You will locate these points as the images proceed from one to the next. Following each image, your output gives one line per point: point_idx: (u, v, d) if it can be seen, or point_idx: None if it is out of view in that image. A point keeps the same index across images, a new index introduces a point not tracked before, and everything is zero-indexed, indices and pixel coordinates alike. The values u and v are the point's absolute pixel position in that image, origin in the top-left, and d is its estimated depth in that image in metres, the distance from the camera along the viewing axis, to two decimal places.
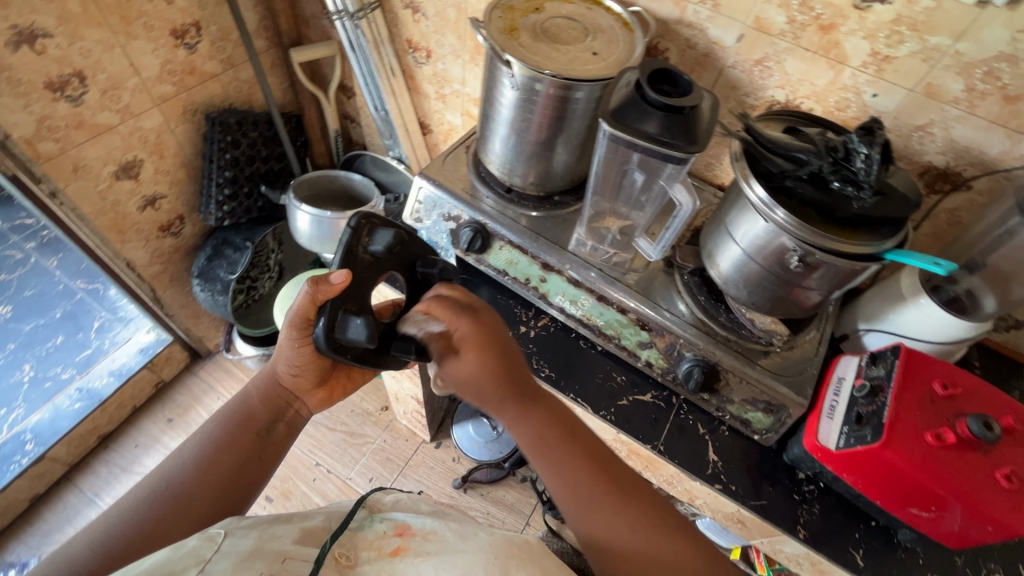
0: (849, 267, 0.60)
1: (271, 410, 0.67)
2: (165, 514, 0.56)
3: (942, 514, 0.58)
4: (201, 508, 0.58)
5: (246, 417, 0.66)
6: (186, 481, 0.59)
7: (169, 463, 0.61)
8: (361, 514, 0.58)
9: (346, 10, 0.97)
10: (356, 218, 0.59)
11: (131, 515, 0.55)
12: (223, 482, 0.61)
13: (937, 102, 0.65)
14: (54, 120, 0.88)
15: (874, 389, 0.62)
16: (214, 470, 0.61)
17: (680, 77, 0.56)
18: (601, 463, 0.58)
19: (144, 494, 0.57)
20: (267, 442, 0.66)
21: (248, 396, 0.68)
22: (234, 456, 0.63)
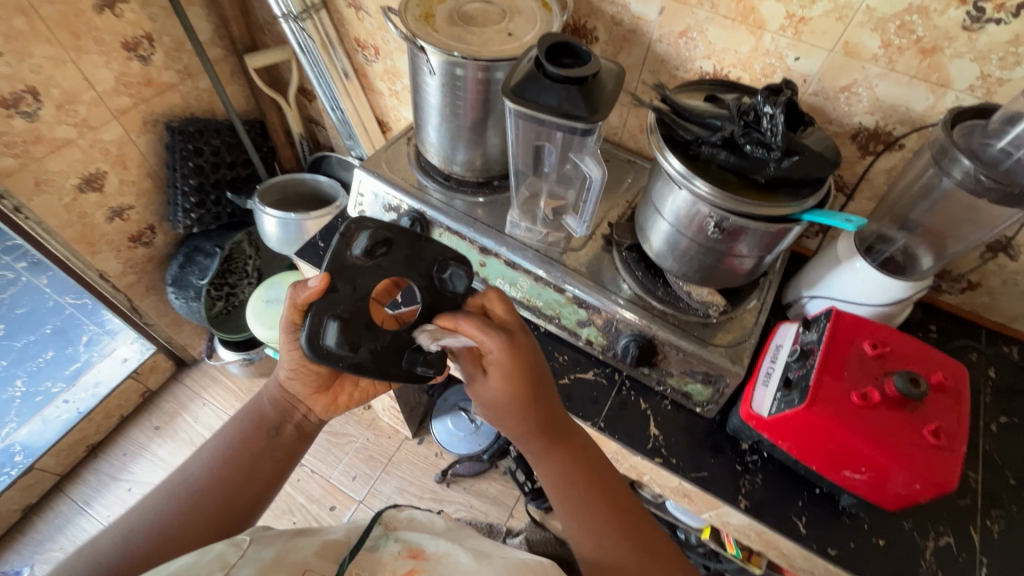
0: (767, 229, 0.59)
1: (279, 412, 0.65)
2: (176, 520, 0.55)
3: (875, 474, 0.57)
4: (213, 511, 0.57)
5: (258, 422, 0.64)
6: (199, 483, 0.58)
7: (185, 471, 0.60)
8: (377, 531, 0.61)
9: (290, 13, 0.98)
10: (346, 223, 0.55)
11: (144, 522, 0.55)
12: (236, 484, 0.59)
13: (858, 61, 0.64)
14: (10, 136, 0.91)
15: (805, 352, 0.61)
16: (221, 477, 0.59)
17: (578, 48, 0.57)
18: (609, 496, 0.60)
19: (160, 501, 0.57)
20: (278, 446, 0.64)
21: (259, 400, 0.66)
22: (245, 458, 0.61)
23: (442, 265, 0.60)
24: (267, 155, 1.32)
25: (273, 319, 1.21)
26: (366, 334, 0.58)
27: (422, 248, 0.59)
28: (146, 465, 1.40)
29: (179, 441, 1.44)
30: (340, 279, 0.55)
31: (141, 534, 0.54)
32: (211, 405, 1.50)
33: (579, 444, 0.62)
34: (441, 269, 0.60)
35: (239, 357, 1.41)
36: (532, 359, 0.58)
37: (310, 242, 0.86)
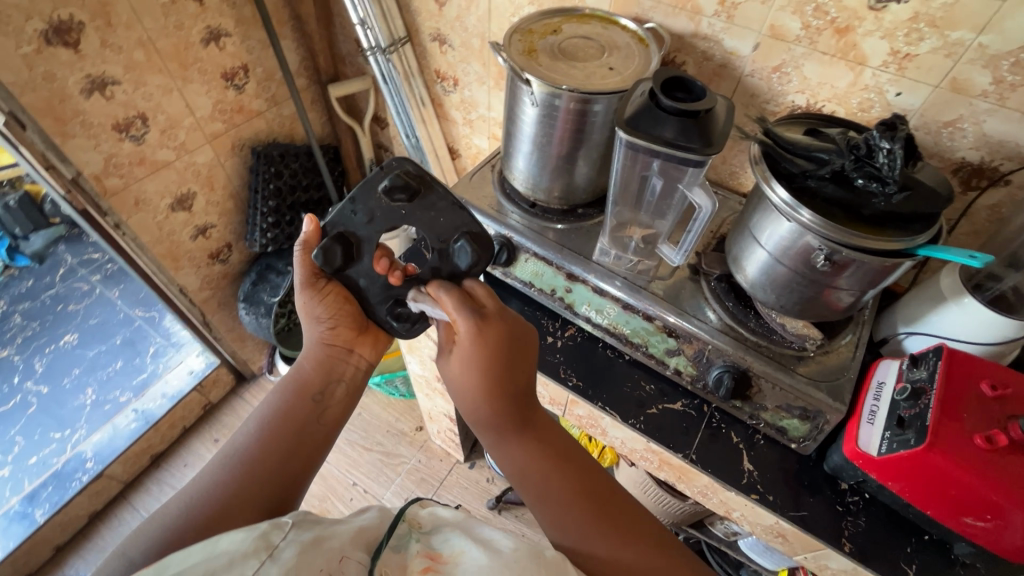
0: (879, 263, 0.58)
1: (326, 372, 0.66)
2: (244, 481, 0.56)
3: (1001, 523, 0.54)
4: (267, 470, 0.57)
5: (302, 387, 0.65)
6: (252, 446, 0.59)
7: (236, 438, 0.60)
8: (403, 528, 0.55)
9: (378, 45, 1.03)
10: (393, 169, 0.61)
11: (206, 492, 0.55)
12: (287, 449, 0.60)
13: (966, 96, 0.64)
14: (119, 158, 0.98)
15: (916, 391, 0.59)
16: (275, 436, 0.60)
17: (692, 84, 0.58)
18: (586, 491, 0.57)
19: (219, 469, 0.57)
20: (327, 402, 0.65)
21: (299, 366, 0.67)
22: (293, 422, 0.62)
23: (453, 237, 0.62)
24: (339, 178, 1.37)
25: None
26: (367, 261, 0.64)
27: (446, 217, 0.62)
28: None
29: None
30: (360, 209, 0.62)
31: (207, 500, 0.54)
32: None
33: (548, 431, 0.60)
34: (455, 241, 0.62)
35: None
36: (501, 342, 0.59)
37: None
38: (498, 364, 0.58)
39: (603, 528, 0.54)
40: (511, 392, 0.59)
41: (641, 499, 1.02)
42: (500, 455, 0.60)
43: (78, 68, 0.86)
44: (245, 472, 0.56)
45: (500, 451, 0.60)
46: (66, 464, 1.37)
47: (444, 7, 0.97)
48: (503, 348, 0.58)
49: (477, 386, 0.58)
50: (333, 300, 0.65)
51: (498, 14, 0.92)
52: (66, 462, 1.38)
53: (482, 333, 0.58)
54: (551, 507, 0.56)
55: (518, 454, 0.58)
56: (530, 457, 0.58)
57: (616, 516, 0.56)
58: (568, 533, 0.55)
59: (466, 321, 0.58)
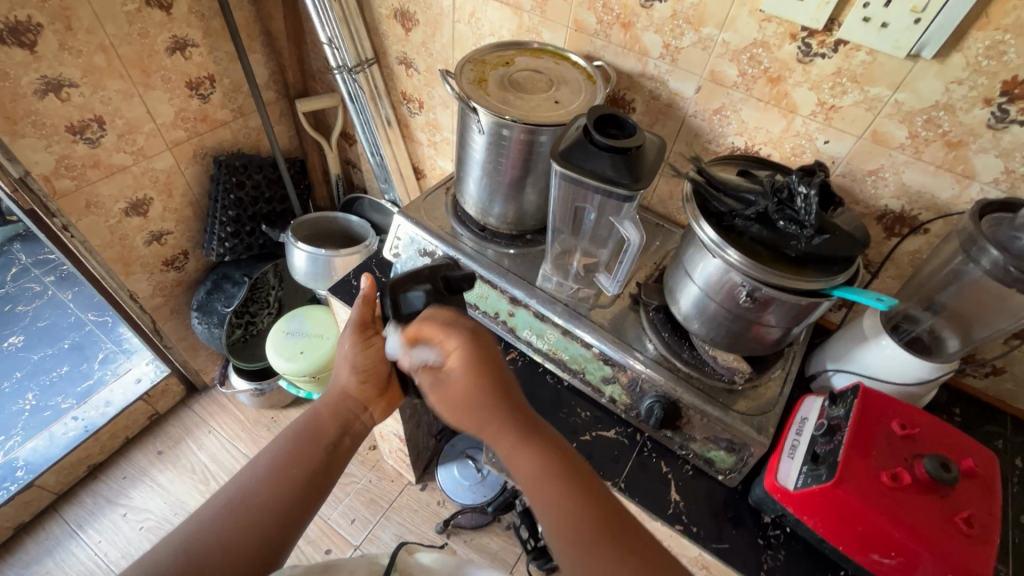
0: (796, 302, 0.61)
1: (338, 420, 0.63)
2: (241, 527, 0.51)
3: (905, 561, 0.55)
4: (268, 520, 0.53)
5: (314, 433, 0.61)
6: (258, 488, 0.54)
7: (241, 478, 0.55)
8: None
9: (345, 65, 1.05)
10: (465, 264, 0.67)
11: (203, 532, 0.50)
12: (290, 496, 0.55)
13: (886, 147, 0.68)
14: (72, 160, 0.96)
15: (832, 427, 0.61)
16: (281, 483, 0.55)
17: (625, 121, 0.61)
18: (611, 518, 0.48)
19: (219, 510, 0.52)
20: (338, 452, 0.61)
21: (313, 413, 0.63)
22: (301, 470, 0.57)
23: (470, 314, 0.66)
24: (304, 191, 1.38)
25: (293, 352, 1.23)
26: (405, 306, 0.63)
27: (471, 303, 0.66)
28: (143, 490, 1.38)
29: (179, 468, 1.42)
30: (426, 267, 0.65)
31: (201, 546, 0.49)
32: (216, 434, 1.49)
33: (555, 441, 0.54)
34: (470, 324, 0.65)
35: (251, 386, 1.44)
36: (493, 360, 0.58)
37: (343, 279, 0.90)
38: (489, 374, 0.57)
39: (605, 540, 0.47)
40: (508, 396, 0.56)
41: None
42: (516, 465, 0.53)
43: (33, 68, 0.85)
44: (248, 520, 0.52)
45: (516, 459, 0.53)
46: None
47: (411, 32, 1.00)
48: (494, 361, 0.58)
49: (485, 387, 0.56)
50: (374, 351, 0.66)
51: (461, 42, 0.95)
52: None
53: (470, 350, 0.57)
54: (575, 536, 0.47)
55: (529, 459, 0.52)
56: (545, 460, 0.52)
57: (628, 528, 0.48)
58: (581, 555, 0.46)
59: (455, 337, 0.57)
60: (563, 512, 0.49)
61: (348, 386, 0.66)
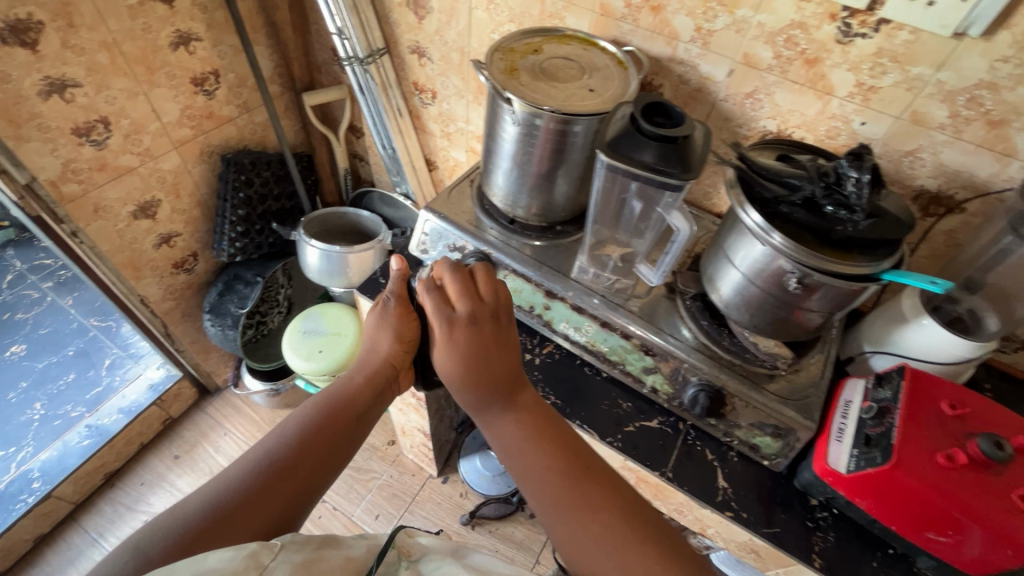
0: (847, 287, 0.61)
1: (369, 385, 0.63)
2: (271, 482, 0.52)
3: (961, 538, 0.56)
4: (297, 478, 0.54)
5: (345, 402, 0.61)
6: (286, 446, 0.55)
7: (270, 440, 0.56)
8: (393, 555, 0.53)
9: (356, 56, 1.02)
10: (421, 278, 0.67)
11: (236, 483, 0.51)
12: (314, 461, 0.56)
13: (924, 128, 0.67)
14: (78, 163, 0.93)
15: (882, 410, 0.62)
16: (307, 444, 0.56)
17: (672, 109, 0.59)
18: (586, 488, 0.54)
19: (252, 467, 0.53)
20: (361, 423, 0.62)
21: (347, 382, 0.63)
22: (326, 436, 0.58)
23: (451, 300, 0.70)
24: (312, 187, 1.35)
25: (311, 351, 1.22)
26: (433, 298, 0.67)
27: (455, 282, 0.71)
28: (163, 496, 1.36)
29: (197, 472, 1.41)
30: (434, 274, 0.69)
31: (233, 501, 0.50)
32: (232, 435, 1.48)
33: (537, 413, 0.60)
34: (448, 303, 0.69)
35: (265, 387, 1.43)
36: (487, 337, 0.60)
37: (371, 276, 0.88)
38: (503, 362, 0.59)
39: (577, 505, 0.53)
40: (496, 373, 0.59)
41: None
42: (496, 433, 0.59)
43: (35, 68, 0.82)
44: (277, 477, 0.53)
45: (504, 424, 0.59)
46: (9, 485, 1.28)
47: (424, 20, 0.97)
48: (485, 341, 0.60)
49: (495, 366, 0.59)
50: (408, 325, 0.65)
51: (478, 29, 0.92)
52: (9, 482, 1.29)
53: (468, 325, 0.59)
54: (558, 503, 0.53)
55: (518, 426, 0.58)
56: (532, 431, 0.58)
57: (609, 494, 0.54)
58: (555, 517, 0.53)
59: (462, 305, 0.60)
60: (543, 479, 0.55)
61: (392, 358, 0.65)
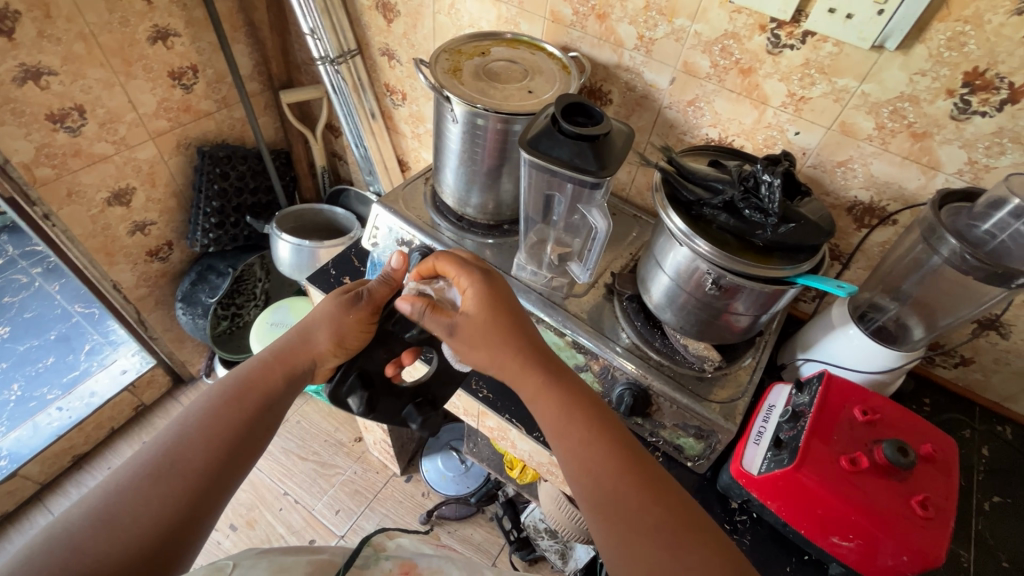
0: (762, 290, 0.62)
1: (284, 372, 0.60)
2: (169, 494, 0.48)
3: (862, 543, 0.56)
4: (193, 480, 0.50)
5: (254, 389, 0.58)
6: (187, 445, 0.51)
7: (168, 437, 0.52)
8: (368, 551, 0.54)
9: (327, 56, 1.05)
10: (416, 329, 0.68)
11: (124, 495, 0.47)
12: (218, 460, 0.52)
13: (854, 139, 0.68)
14: (52, 148, 0.97)
15: (796, 414, 0.62)
16: (207, 441, 0.52)
17: (592, 109, 0.61)
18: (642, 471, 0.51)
19: (143, 472, 0.49)
20: (274, 411, 0.58)
21: (257, 366, 0.59)
22: (231, 428, 0.54)
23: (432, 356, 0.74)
24: (290, 183, 1.38)
25: None
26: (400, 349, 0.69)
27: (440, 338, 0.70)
28: None
29: None
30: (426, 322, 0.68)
31: (124, 513, 0.46)
32: None
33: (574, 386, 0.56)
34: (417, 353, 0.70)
35: None
36: (504, 303, 0.60)
37: (322, 268, 0.89)
38: (514, 340, 0.58)
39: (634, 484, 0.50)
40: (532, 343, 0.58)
41: (558, 516, 1.00)
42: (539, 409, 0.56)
43: (11, 55, 0.85)
44: (178, 489, 0.49)
45: (542, 400, 0.56)
46: None
47: (392, 24, 1.00)
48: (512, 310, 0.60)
49: (501, 352, 0.58)
50: (353, 324, 0.63)
51: (441, 33, 0.95)
52: None
53: (485, 296, 0.60)
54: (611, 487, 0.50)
55: (558, 399, 0.55)
56: (573, 402, 0.55)
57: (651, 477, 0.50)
58: (604, 500, 0.49)
59: (474, 284, 0.60)
60: (590, 462, 0.51)
61: (322, 352, 0.62)
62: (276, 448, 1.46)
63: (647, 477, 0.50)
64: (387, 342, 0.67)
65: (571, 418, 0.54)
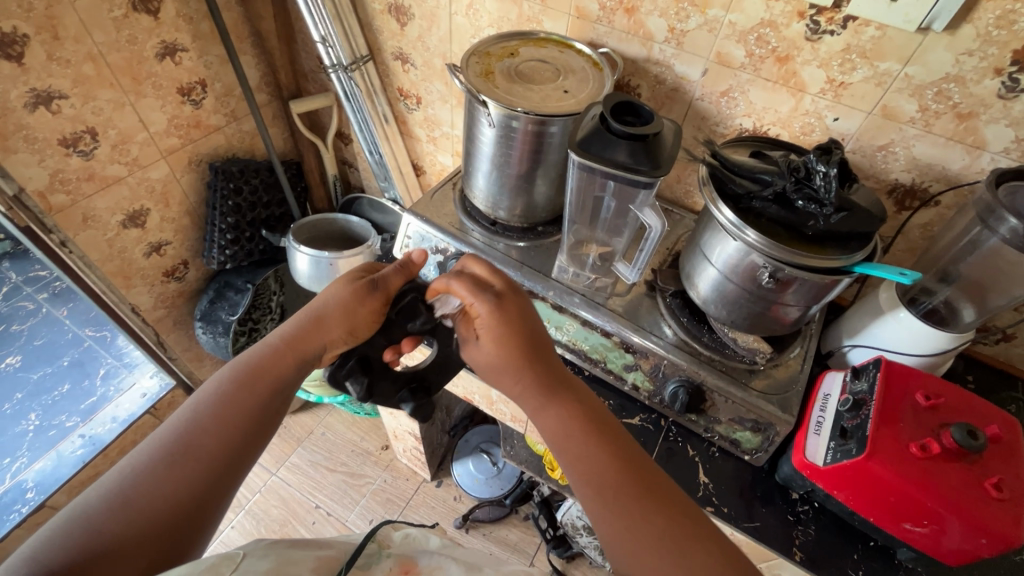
0: (819, 281, 0.61)
1: (296, 358, 0.57)
2: (179, 481, 0.47)
3: (937, 528, 0.57)
4: (200, 469, 0.48)
5: (262, 373, 0.55)
6: (199, 432, 0.50)
7: (178, 422, 0.50)
8: (372, 547, 0.53)
9: (340, 63, 1.03)
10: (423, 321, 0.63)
11: (136, 482, 0.46)
12: (228, 448, 0.50)
13: (895, 122, 0.68)
14: (66, 174, 0.94)
15: (858, 402, 0.62)
16: (216, 428, 0.51)
17: (641, 108, 0.61)
18: (648, 479, 0.50)
19: (156, 457, 0.47)
20: (279, 397, 0.56)
21: (267, 350, 0.57)
22: (240, 416, 0.52)
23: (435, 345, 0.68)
24: (302, 194, 1.36)
25: None
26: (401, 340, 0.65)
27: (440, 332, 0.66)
28: None
29: None
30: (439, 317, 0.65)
31: (137, 499, 0.45)
32: None
33: (584, 399, 0.55)
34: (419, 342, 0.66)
35: None
36: (521, 321, 0.57)
37: None
38: (525, 355, 0.56)
39: (638, 493, 0.48)
40: (542, 359, 0.56)
41: None
42: (542, 422, 0.55)
43: (21, 81, 0.83)
44: (187, 476, 0.47)
45: (542, 420, 0.55)
46: (4, 496, 1.30)
47: (406, 27, 0.98)
48: (522, 322, 0.57)
49: (510, 367, 0.56)
50: (365, 314, 0.60)
51: (459, 35, 0.93)
52: (4, 493, 1.31)
53: (501, 310, 0.57)
54: (615, 499, 0.48)
55: (556, 420, 0.54)
56: (572, 420, 0.53)
57: (657, 487, 0.49)
58: (607, 509, 0.48)
59: (484, 303, 0.56)
60: (596, 473, 0.50)
61: (334, 338, 0.59)
62: (304, 462, 1.45)
63: (651, 486, 0.49)
64: (389, 330, 0.63)
65: (568, 438, 0.52)
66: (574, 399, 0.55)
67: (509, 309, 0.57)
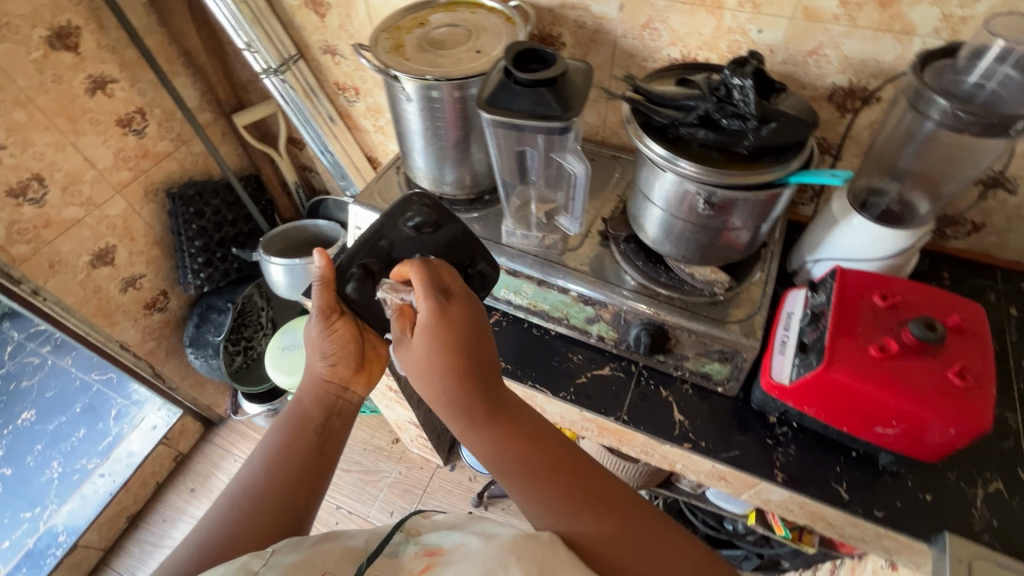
0: (755, 197, 0.59)
1: (323, 406, 0.63)
2: (248, 521, 0.53)
3: (908, 427, 0.56)
4: (270, 506, 0.54)
5: (303, 420, 0.62)
6: (258, 480, 0.56)
7: (245, 473, 0.57)
8: (398, 536, 0.53)
9: (270, 68, 1.01)
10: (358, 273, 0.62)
11: (214, 529, 0.53)
12: (290, 483, 0.56)
13: (819, 23, 0.65)
14: (22, 223, 0.95)
15: (816, 315, 0.61)
16: (276, 470, 0.57)
17: (544, 53, 0.59)
18: (594, 489, 0.51)
19: (225, 506, 0.54)
20: (327, 436, 0.61)
21: (299, 402, 0.64)
22: (295, 457, 0.58)
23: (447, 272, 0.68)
24: (267, 207, 1.37)
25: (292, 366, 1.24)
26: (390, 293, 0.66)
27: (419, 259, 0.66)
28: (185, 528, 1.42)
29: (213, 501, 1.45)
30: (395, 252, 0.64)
31: (214, 545, 0.51)
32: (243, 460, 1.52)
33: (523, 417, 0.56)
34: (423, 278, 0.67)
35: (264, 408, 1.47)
36: (466, 330, 0.56)
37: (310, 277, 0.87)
38: (468, 372, 0.54)
39: (581, 503, 0.50)
40: (483, 377, 0.56)
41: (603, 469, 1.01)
42: (475, 443, 0.55)
43: None
44: (252, 513, 0.53)
45: (473, 440, 0.55)
46: (39, 541, 1.36)
47: (326, 18, 0.97)
48: (466, 330, 0.56)
49: (445, 383, 0.54)
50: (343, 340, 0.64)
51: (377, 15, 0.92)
52: (38, 539, 1.36)
53: (445, 315, 0.55)
54: (559, 511, 0.50)
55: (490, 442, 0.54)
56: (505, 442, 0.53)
57: (604, 494, 0.51)
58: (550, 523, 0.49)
59: (428, 308, 0.55)
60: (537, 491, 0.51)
61: (328, 375, 0.65)
62: None
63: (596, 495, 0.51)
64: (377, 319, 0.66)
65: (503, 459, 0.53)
66: (515, 417, 0.55)
67: (450, 319, 0.55)
